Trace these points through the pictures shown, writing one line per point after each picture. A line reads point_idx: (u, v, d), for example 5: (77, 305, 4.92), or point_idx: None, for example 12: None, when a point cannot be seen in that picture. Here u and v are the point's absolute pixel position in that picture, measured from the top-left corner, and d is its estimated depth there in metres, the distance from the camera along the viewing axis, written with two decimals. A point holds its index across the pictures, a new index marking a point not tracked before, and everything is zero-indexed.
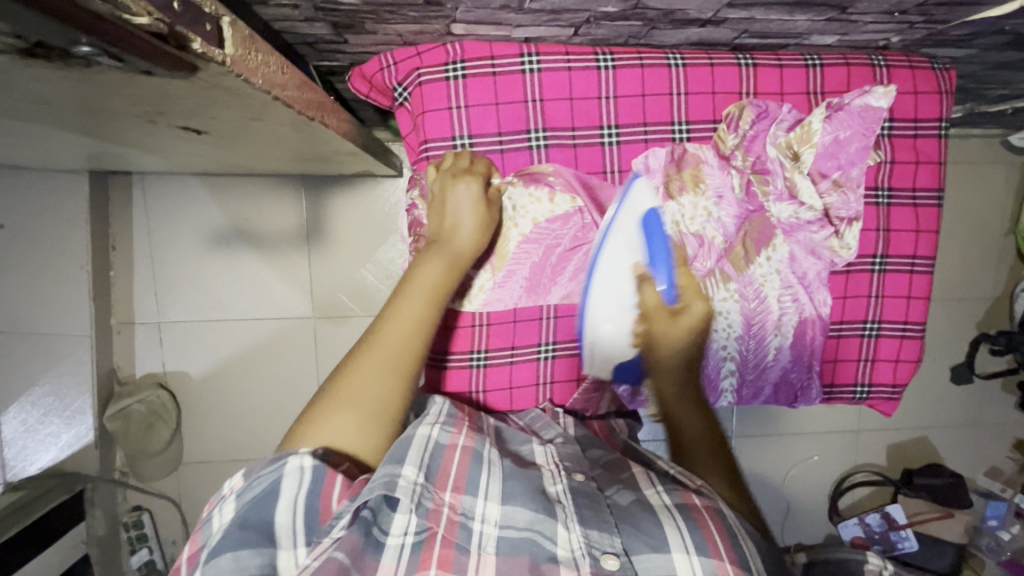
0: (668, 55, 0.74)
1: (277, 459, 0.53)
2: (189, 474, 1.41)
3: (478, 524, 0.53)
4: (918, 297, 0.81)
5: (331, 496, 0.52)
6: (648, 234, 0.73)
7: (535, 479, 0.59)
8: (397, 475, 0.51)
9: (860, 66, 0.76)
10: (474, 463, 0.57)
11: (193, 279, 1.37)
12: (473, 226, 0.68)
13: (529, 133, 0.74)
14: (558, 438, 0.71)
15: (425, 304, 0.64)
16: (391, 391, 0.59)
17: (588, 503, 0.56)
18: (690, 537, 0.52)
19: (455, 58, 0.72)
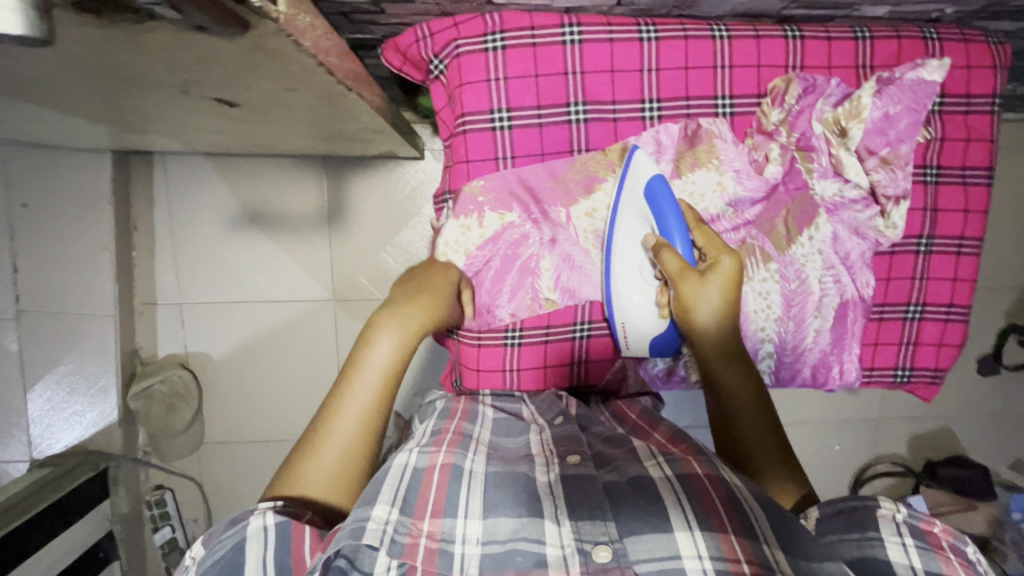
0: (713, 27, 0.72)
1: (237, 521, 0.48)
2: (211, 454, 1.42)
3: (460, 546, 0.48)
4: (964, 279, 0.79)
5: (302, 547, 0.47)
6: (656, 199, 0.67)
7: (522, 478, 0.55)
8: (367, 518, 0.47)
9: (911, 39, 0.74)
10: (454, 481, 0.53)
11: (214, 261, 1.37)
12: (435, 298, 0.66)
13: (569, 106, 0.72)
14: (558, 419, 0.67)
15: (386, 378, 0.57)
16: (363, 429, 0.55)
17: (580, 489, 0.52)
18: (691, 512, 0.49)
19: (494, 28, 0.70)
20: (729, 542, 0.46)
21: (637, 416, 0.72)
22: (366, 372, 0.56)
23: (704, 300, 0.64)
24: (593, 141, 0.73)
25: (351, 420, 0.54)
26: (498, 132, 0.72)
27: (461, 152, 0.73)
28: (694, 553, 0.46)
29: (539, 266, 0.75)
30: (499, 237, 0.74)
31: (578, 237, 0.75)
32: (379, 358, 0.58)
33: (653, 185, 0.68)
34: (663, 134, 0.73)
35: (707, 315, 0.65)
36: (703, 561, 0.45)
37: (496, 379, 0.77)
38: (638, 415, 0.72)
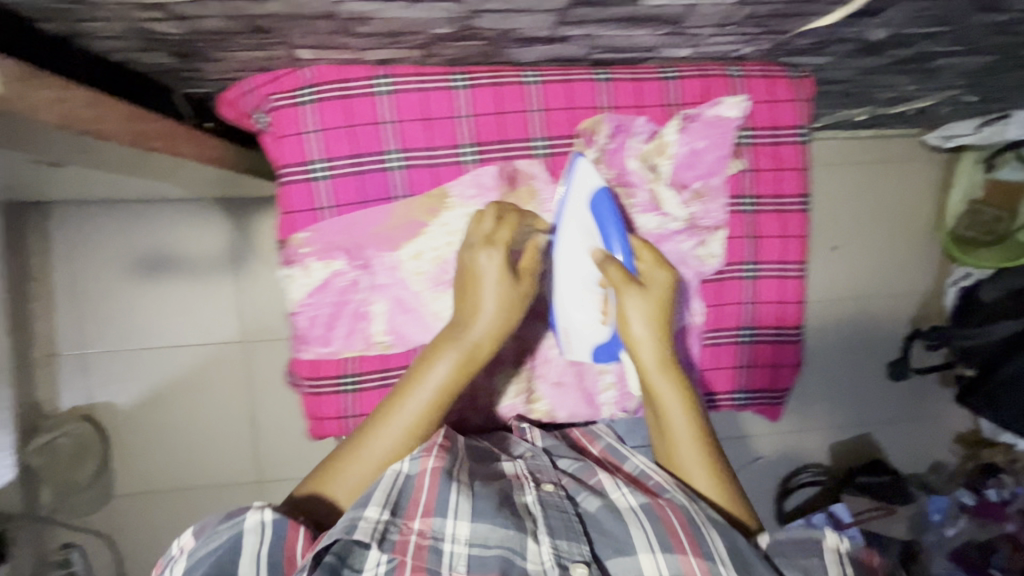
0: (523, 73, 0.75)
1: (234, 515, 0.56)
2: (122, 506, 1.37)
3: (449, 544, 0.55)
4: (792, 301, 0.82)
5: (295, 550, 0.55)
6: (597, 215, 0.74)
7: (505, 493, 0.62)
8: (359, 517, 0.54)
9: (715, 78, 0.77)
10: (443, 485, 0.59)
11: (120, 306, 1.35)
12: (495, 320, 0.68)
13: (386, 154, 0.73)
14: (527, 453, 0.73)
15: (436, 402, 0.65)
16: (399, 438, 0.64)
17: (559, 516, 0.59)
18: (653, 535, 0.58)
19: (306, 83, 0.73)
20: (688, 562, 0.56)
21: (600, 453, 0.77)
22: (423, 388, 0.65)
23: (636, 331, 0.70)
24: (413, 185, 0.74)
25: (401, 427, 0.64)
26: (317, 182, 0.73)
27: (284, 203, 0.75)
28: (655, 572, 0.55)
29: (369, 312, 0.76)
30: (326, 286, 0.75)
31: (405, 281, 0.76)
32: (435, 377, 0.65)
33: (596, 199, 0.74)
34: (478, 178, 0.75)
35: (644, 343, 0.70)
36: None
37: (336, 426, 0.78)
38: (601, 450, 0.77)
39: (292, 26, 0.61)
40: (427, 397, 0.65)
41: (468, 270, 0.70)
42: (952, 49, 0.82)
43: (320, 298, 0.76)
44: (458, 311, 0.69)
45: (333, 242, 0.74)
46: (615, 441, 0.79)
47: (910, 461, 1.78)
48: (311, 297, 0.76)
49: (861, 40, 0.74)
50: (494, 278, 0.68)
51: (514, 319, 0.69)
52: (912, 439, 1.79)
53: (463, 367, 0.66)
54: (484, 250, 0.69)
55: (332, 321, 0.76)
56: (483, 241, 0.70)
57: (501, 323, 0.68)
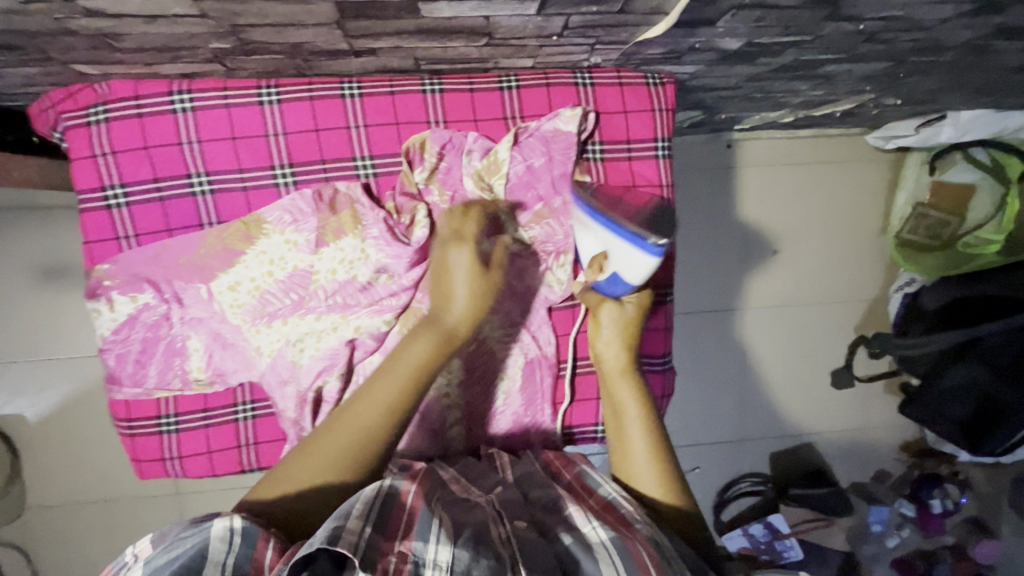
0: (342, 85, 0.68)
1: (201, 521, 0.47)
2: (34, 518, 1.43)
3: (430, 572, 0.46)
4: (659, 328, 0.80)
5: (263, 560, 0.46)
6: (614, 277, 0.66)
7: (481, 528, 0.52)
8: (342, 527, 0.47)
9: (561, 86, 0.71)
10: (425, 511, 0.52)
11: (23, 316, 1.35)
12: (469, 306, 0.62)
13: (190, 177, 0.67)
14: (498, 487, 0.64)
15: (412, 379, 0.57)
16: (364, 416, 0.55)
17: (535, 547, 0.51)
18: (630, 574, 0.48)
19: (98, 100, 0.66)
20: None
21: (573, 477, 0.68)
22: (398, 366, 0.58)
23: (601, 346, 0.70)
24: (224, 210, 0.68)
25: (369, 409, 0.55)
26: (115, 210, 0.67)
27: (82, 231, 0.68)
28: None
29: (186, 347, 0.70)
30: (133, 322, 0.69)
31: (223, 314, 0.69)
32: (413, 353, 0.58)
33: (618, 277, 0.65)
34: (295, 202, 0.68)
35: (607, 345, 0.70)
36: None
37: (158, 467, 0.73)
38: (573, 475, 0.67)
39: (39, 42, 0.54)
40: (402, 376, 0.57)
41: (439, 260, 0.66)
42: (831, 57, 0.74)
43: (127, 334, 0.69)
44: (432, 295, 0.64)
45: (137, 275, 0.68)
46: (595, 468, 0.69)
47: (853, 469, 1.74)
48: (116, 334, 0.69)
49: (717, 48, 0.67)
50: (465, 270, 0.63)
51: (483, 308, 0.64)
52: (855, 448, 1.74)
53: (445, 345, 0.60)
54: (455, 246, 0.65)
55: (142, 360, 0.70)
56: (452, 239, 0.66)
57: (471, 304, 0.62)
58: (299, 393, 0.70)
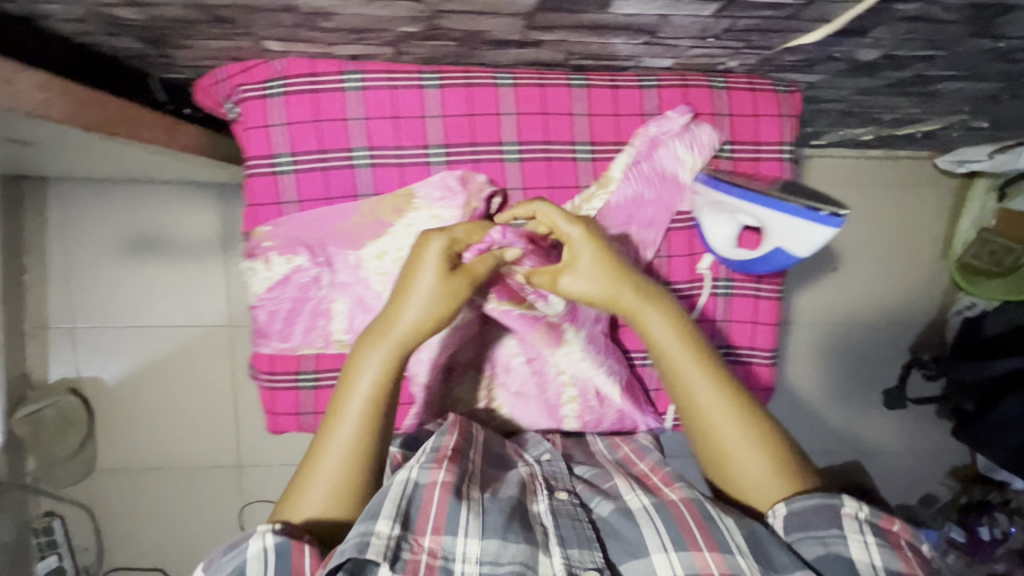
0: (496, 75, 0.73)
1: (240, 546, 0.58)
2: (101, 479, 1.50)
3: (459, 565, 0.58)
4: (767, 324, 0.80)
5: (302, 567, 0.56)
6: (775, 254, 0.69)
7: (519, 505, 0.65)
8: (372, 533, 0.56)
9: (697, 88, 0.76)
10: (452, 502, 0.61)
11: (111, 282, 1.45)
12: (427, 314, 0.64)
13: (352, 151, 0.72)
14: (545, 455, 0.75)
15: (375, 396, 0.63)
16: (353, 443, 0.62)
17: (570, 524, 0.63)
18: (666, 535, 0.60)
19: (276, 75, 0.71)
20: (704, 560, 0.58)
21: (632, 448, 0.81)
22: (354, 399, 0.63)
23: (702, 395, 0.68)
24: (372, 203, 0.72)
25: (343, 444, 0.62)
26: (281, 177, 0.72)
27: (248, 195, 0.74)
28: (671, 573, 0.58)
29: (314, 330, 0.75)
30: (285, 282, 0.74)
31: (367, 281, 0.74)
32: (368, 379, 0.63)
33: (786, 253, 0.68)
34: (439, 189, 0.73)
35: (664, 334, 0.68)
36: None
37: (292, 421, 0.77)
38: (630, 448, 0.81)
39: (254, 17, 0.60)
40: (361, 401, 0.63)
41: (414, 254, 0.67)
42: (951, 74, 0.78)
43: (279, 293, 0.74)
44: (387, 304, 0.66)
45: (295, 240, 0.73)
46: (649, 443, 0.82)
47: (899, 492, 1.73)
48: (269, 291, 0.74)
49: (852, 60, 0.71)
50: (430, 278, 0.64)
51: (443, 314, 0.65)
52: (904, 470, 1.74)
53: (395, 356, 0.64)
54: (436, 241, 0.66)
55: (292, 317, 0.75)
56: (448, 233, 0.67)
57: (439, 312, 0.65)
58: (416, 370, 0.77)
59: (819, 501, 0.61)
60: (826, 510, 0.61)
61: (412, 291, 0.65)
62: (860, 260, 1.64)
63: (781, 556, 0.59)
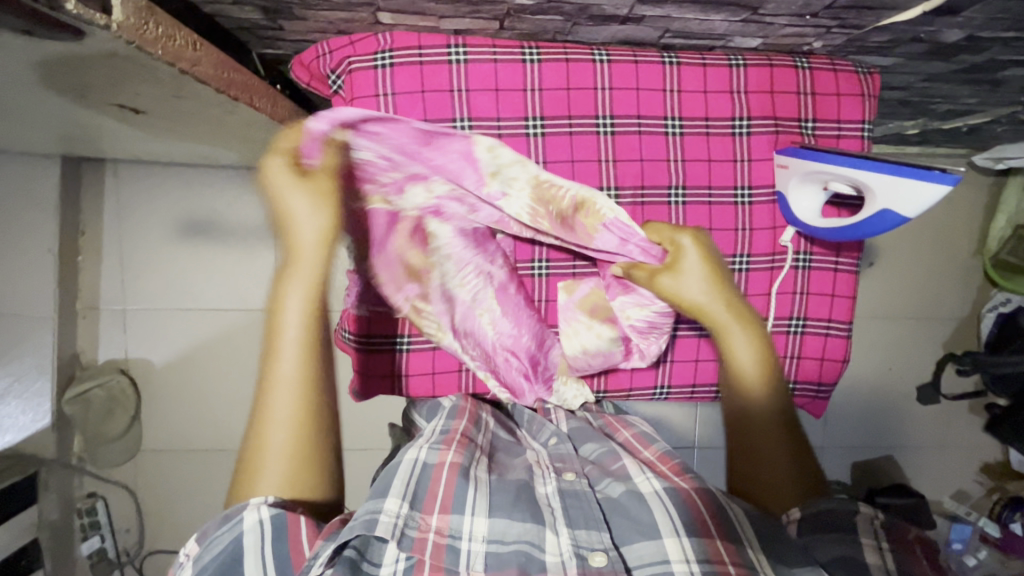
0: (593, 51, 0.76)
1: (233, 517, 0.58)
2: (147, 460, 1.51)
3: (467, 543, 0.60)
4: (844, 296, 0.82)
5: (299, 540, 0.56)
6: (878, 217, 0.64)
7: (527, 486, 0.67)
8: (380, 512, 0.58)
9: (783, 67, 0.78)
10: (461, 480, 0.64)
11: (162, 264, 1.46)
12: (319, 239, 0.67)
13: (455, 121, 0.75)
14: (551, 438, 0.76)
15: (302, 338, 0.65)
16: (292, 394, 0.63)
17: (576, 503, 0.64)
18: (679, 521, 0.61)
19: (384, 47, 0.74)
20: (715, 548, 0.59)
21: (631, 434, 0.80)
22: (285, 342, 0.65)
23: (750, 374, 0.71)
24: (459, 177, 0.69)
25: (287, 387, 0.63)
26: None
27: None
28: (681, 557, 0.59)
29: None
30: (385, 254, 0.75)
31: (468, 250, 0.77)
32: (288, 320, 0.65)
33: (885, 214, 0.63)
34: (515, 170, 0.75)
35: (740, 344, 0.71)
36: (690, 564, 0.58)
37: (386, 382, 0.82)
38: (632, 433, 0.80)
39: None
40: (292, 339, 0.65)
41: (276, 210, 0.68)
42: (1022, 58, 0.81)
43: None
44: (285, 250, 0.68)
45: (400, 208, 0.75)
46: (650, 430, 0.82)
47: (932, 487, 1.75)
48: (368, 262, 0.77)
49: (934, 42, 0.74)
50: (312, 208, 0.67)
51: (330, 246, 0.68)
52: (936, 466, 1.76)
53: (314, 295, 0.67)
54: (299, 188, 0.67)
55: None
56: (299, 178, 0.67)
57: (325, 231, 0.67)
58: (453, 325, 0.78)
59: (818, 509, 0.65)
60: (828, 516, 0.64)
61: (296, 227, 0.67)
62: (896, 255, 1.67)
63: (788, 554, 0.60)
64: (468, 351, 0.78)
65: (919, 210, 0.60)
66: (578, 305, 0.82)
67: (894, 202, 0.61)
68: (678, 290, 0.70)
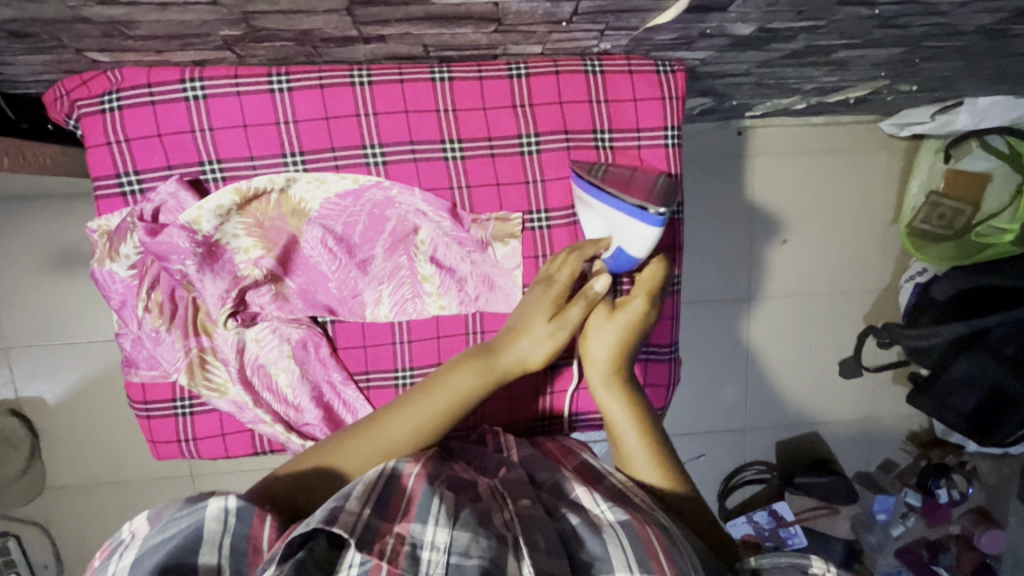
0: (352, 72, 0.68)
1: (198, 503, 0.51)
2: (60, 499, 1.31)
3: (428, 552, 0.50)
4: (665, 317, 0.78)
5: (260, 539, 0.51)
6: (615, 256, 0.69)
7: (482, 513, 0.56)
8: (341, 507, 0.51)
9: (570, 73, 0.70)
10: (427, 494, 0.55)
11: (37, 300, 1.21)
12: (538, 345, 0.67)
13: (202, 165, 0.68)
14: (500, 470, 0.67)
15: (451, 408, 0.64)
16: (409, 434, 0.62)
17: (538, 526, 0.54)
18: (632, 552, 0.52)
19: (112, 87, 0.66)
20: None
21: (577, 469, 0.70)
22: (440, 394, 0.64)
23: (623, 427, 0.68)
24: (157, 215, 0.67)
25: (411, 425, 0.63)
26: (129, 197, 0.68)
27: (95, 218, 0.69)
28: None
29: (161, 365, 0.71)
30: (140, 320, 0.70)
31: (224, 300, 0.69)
32: (456, 385, 0.64)
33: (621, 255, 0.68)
34: (234, 201, 0.67)
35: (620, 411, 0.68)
36: None
37: (172, 450, 0.75)
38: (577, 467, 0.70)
39: (53, 30, 0.55)
40: (446, 399, 0.64)
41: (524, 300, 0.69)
42: (844, 42, 0.73)
43: (136, 329, 0.70)
44: (502, 332, 0.68)
45: (152, 261, 0.68)
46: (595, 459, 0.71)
47: (859, 457, 1.58)
48: (126, 324, 0.70)
49: (727, 36, 0.66)
50: (542, 309, 0.67)
51: (542, 352, 0.67)
52: (861, 442, 1.59)
53: (487, 380, 0.65)
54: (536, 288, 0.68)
55: (159, 336, 0.70)
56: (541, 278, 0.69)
57: (537, 350, 0.67)
58: (243, 382, 0.71)
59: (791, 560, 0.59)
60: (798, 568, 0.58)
61: (520, 324, 0.67)
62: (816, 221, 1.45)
63: None
64: (262, 407, 0.72)
65: (643, 252, 0.66)
66: (373, 352, 0.74)
67: (625, 242, 0.66)
68: (588, 336, 0.69)
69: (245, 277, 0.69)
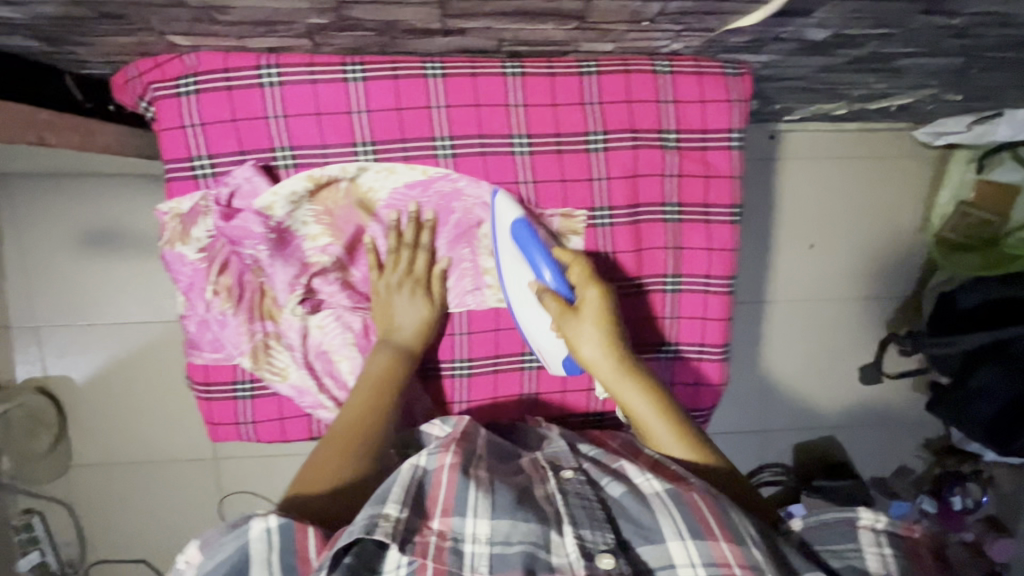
0: (426, 65, 0.68)
1: (239, 525, 0.51)
2: (81, 476, 1.29)
3: (469, 545, 0.51)
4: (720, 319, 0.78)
5: (307, 548, 0.51)
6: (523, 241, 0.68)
7: (526, 489, 0.57)
8: (379, 514, 0.50)
9: (640, 73, 0.71)
10: (461, 480, 0.55)
11: (63, 279, 1.19)
12: (416, 327, 0.71)
13: (274, 151, 0.68)
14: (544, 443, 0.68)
15: (368, 412, 0.64)
16: (341, 458, 0.60)
17: (585, 503, 0.55)
18: (682, 523, 0.52)
19: (188, 71, 0.67)
20: (720, 549, 0.50)
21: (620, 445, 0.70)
22: (349, 408, 0.65)
23: (641, 412, 0.65)
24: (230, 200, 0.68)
25: (338, 445, 0.61)
26: (201, 181, 0.69)
27: (166, 200, 0.70)
28: (686, 560, 0.50)
29: (225, 348, 0.72)
30: (209, 303, 0.71)
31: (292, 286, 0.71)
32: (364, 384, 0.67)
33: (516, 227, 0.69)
34: (308, 189, 0.68)
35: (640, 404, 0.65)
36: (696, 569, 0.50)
37: (231, 431, 0.75)
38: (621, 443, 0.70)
39: (145, 12, 0.56)
40: (356, 404, 0.65)
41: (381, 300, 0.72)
42: (908, 50, 0.73)
43: (203, 311, 0.71)
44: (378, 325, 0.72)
45: (224, 245, 0.69)
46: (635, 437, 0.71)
47: (876, 462, 1.58)
48: (192, 306, 0.71)
49: (800, 41, 0.67)
50: (414, 299, 0.71)
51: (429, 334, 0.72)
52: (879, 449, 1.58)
53: (390, 371, 0.68)
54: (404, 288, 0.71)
55: (226, 319, 0.71)
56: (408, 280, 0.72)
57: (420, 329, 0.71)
58: (307, 366, 0.73)
59: (839, 514, 0.60)
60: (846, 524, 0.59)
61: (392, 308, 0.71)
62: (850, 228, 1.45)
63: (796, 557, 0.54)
64: (325, 393, 0.73)
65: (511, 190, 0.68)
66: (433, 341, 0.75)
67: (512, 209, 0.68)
68: (575, 343, 0.66)
69: (314, 263, 0.71)
